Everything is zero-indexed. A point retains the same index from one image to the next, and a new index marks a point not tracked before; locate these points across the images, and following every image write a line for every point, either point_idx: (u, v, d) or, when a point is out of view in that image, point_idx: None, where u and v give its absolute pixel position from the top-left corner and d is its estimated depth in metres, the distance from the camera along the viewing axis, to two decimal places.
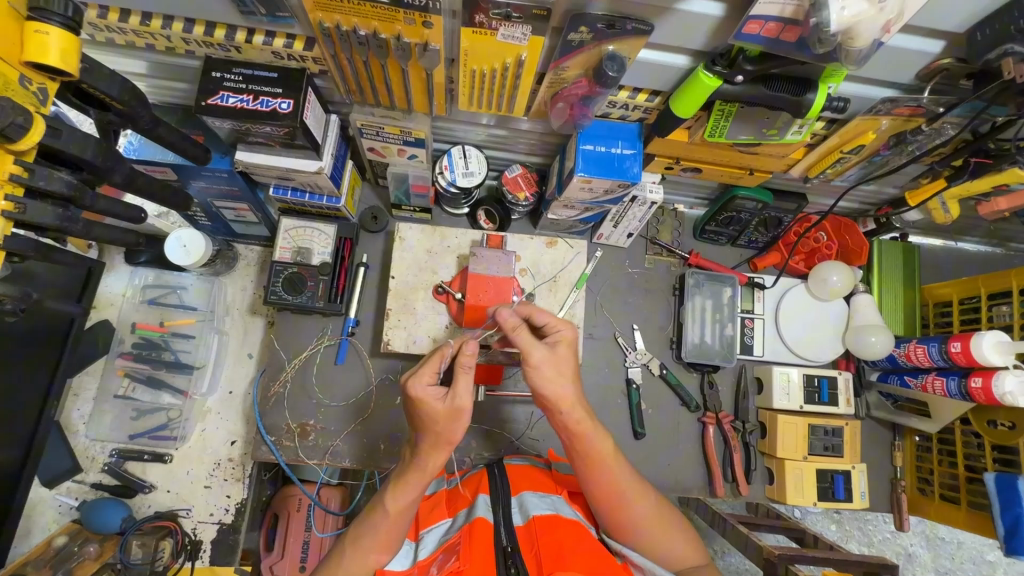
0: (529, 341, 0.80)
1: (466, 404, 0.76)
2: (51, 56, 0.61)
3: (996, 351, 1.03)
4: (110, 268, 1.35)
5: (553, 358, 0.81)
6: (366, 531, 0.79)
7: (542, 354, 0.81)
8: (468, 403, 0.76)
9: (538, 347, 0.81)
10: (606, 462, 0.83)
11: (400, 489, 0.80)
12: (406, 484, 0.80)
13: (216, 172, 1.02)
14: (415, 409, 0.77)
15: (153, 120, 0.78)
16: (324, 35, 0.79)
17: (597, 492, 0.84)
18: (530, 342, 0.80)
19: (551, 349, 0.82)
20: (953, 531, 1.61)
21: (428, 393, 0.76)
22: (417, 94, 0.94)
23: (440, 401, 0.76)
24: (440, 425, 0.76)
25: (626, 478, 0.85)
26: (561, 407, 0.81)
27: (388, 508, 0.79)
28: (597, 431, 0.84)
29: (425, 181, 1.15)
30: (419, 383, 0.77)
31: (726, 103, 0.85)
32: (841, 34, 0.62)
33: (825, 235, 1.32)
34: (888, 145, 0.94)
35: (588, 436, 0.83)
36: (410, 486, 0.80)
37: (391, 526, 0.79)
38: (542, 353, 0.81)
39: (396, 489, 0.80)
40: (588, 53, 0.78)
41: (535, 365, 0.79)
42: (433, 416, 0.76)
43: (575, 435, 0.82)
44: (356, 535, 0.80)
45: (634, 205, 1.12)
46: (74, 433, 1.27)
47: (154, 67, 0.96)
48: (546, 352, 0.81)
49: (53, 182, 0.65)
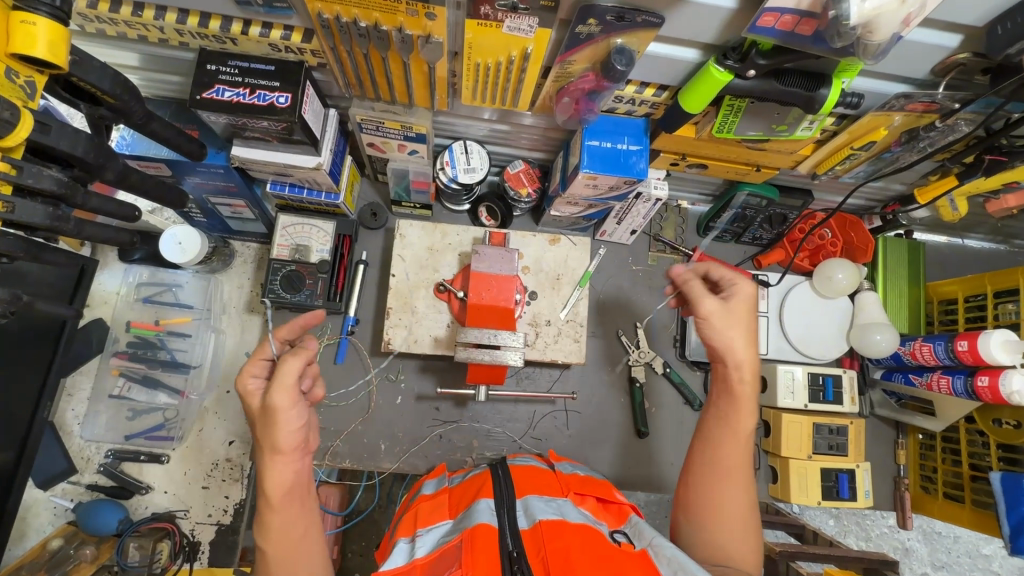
0: (698, 292, 0.83)
1: (279, 396, 0.67)
2: (38, 48, 0.59)
3: (1004, 350, 1.02)
4: (104, 265, 1.33)
5: (726, 314, 0.82)
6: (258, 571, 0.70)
7: (717, 308, 0.82)
8: (277, 391, 0.67)
9: (710, 301, 0.83)
10: (737, 436, 0.82)
11: (262, 523, 0.70)
12: (266, 517, 0.70)
13: (212, 168, 0.99)
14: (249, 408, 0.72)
15: (146, 115, 0.76)
16: (323, 26, 0.77)
17: (704, 457, 0.83)
18: (700, 294, 0.83)
19: (725, 303, 0.83)
20: (951, 526, 1.62)
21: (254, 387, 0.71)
22: (418, 88, 0.92)
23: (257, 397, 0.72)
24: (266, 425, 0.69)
25: (742, 467, 0.81)
26: (726, 358, 0.82)
27: (264, 544, 0.70)
28: (754, 407, 0.83)
29: (425, 177, 1.13)
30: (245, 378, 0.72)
31: (736, 99, 0.83)
32: (860, 28, 0.60)
33: (830, 232, 1.28)
34: (900, 141, 0.91)
35: (746, 411, 0.82)
36: (273, 518, 0.70)
37: (276, 566, 0.69)
38: (713, 306, 0.82)
39: (259, 525, 0.70)
40: (597, 46, 0.76)
41: (705, 317, 0.82)
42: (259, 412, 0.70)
43: (730, 393, 0.83)
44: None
45: (638, 201, 1.10)
46: (68, 434, 1.25)
47: (148, 59, 0.93)
48: (719, 305, 0.82)
49: (43, 180, 0.62)
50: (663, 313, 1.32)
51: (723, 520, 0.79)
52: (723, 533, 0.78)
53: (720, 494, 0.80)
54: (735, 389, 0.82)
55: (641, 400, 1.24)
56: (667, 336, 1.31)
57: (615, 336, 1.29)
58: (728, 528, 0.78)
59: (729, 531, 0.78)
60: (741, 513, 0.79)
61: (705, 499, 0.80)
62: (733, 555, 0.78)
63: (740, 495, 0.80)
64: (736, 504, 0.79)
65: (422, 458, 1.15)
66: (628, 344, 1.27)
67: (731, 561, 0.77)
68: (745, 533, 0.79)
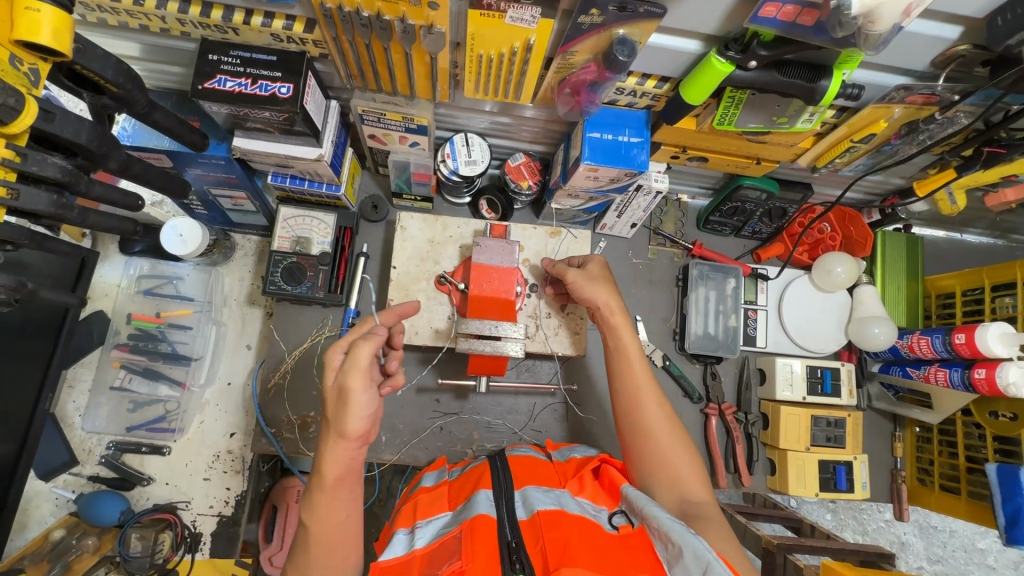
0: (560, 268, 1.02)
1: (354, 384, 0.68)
2: (42, 34, 0.59)
3: (1000, 342, 1.03)
4: (105, 258, 1.33)
5: (587, 277, 0.99)
6: (297, 547, 0.74)
7: (579, 275, 1.00)
8: (353, 384, 0.68)
9: (574, 271, 1.00)
10: (630, 364, 0.92)
11: (309, 503, 0.73)
12: (313, 498, 0.73)
13: (213, 159, 0.99)
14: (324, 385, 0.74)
15: (149, 104, 0.76)
16: (325, 16, 0.77)
17: (620, 393, 0.92)
18: (562, 267, 1.02)
19: (585, 271, 1.01)
20: (946, 520, 1.63)
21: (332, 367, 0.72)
22: (420, 79, 0.92)
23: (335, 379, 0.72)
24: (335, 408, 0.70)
25: (649, 385, 0.91)
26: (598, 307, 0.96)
27: (307, 523, 0.73)
28: (633, 334, 0.94)
29: (426, 169, 1.14)
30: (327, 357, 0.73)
31: (737, 90, 0.83)
32: (861, 18, 0.60)
33: (829, 226, 1.31)
34: (899, 134, 0.92)
35: (626, 337, 0.93)
36: (319, 499, 0.72)
37: (315, 545, 0.72)
38: (575, 274, 1.00)
39: (306, 503, 0.74)
40: (599, 36, 0.76)
41: (571, 283, 0.99)
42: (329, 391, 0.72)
43: (610, 328, 0.95)
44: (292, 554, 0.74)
45: (639, 194, 1.10)
46: (70, 425, 1.26)
47: (149, 50, 0.93)
48: (581, 273, 1.00)
49: (47, 167, 0.62)
50: (663, 306, 1.33)
51: (655, 441, 0.86)
52: (660, 456, 0.85)
53: (640, 420, 0.88)
54: (609, 323, 0.95)
55: None
56: (667, 329, 1.32)
57: None
58: (659, 449, 0.86)
59: (665, 453, 0.85)
60: (663, 428, 0.87)
61: (634, 432, 0.88)
62: (682, 480, 0.83)
63: (658, 413, 0.89)
64: (656, 422, 0.87)
65: (423, 449, 1.16)
66: None
67: (681, 485, 0.83)
68: (676, 449, 0.86)
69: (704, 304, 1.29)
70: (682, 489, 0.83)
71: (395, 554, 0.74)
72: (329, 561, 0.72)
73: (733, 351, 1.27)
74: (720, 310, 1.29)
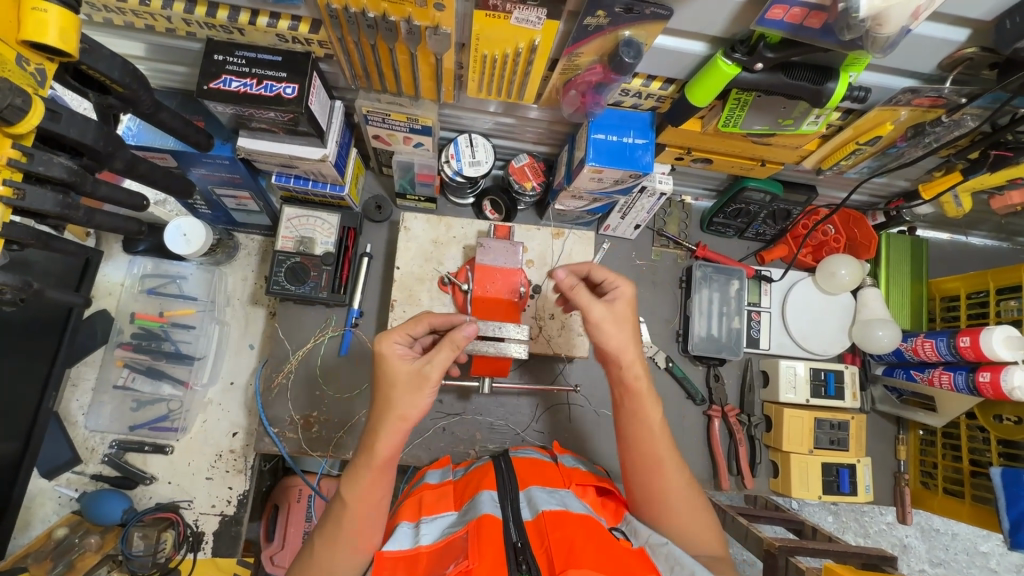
0: (586, 300, 0.80)
1: (427, 375, 0.74)
2: (49, 35, 0.59)
3: (1005, 346, 1.03)
4: (108, 257, 1.33)
5: (613, 318, 0.80)
6: (329, 521, 0.77)
7: (604, 312, 0.80)
8: (436, 375, 0.74)
9: (598, 306, 0.80)
10: (649, 427, 0.82)
11: (353, 478, 0.76)
12: (358, 474, 0.76)
13: (217, 159, 0.99)
14: (379, 367, 0.77)
15: (154, 104, 0.76)
16: (331, 17, 0.77)
17: (635, 456, 0.83)
18: (588, 301, 0.79)
19: (611, 307, 0.81)
20: (949, 523, 1.63)
21: (397, 354, 0.76)
22: (425, 80, 0.92)
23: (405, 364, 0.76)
24: (402, 393, 0.74)
25: (668, 451, 0.82)
26: (619, 360, 0.81)
27: (346, 498, 0.76)
28: (654, 393, 0.83)
29: (430, 170, 1.13)
30: (389, 342, 0.77)
31: (742, 92, 0.83)
32: (869, 21, 0.60)
33: (833, 228, 1.30)
34: (905, 137, 0.91)
35: (647, 398, 0.82)
36: (362, 473, 0.76)
37: (350, 520, 0.75)
38: (601, 311, 0.80)
39: (348, 478, 0.76)
40: (604, 38, 0.76)
41: (594, 324, 0.80)
42: (392, 378, 0.75)
43: (630, 390, 0.82)
44: (323, 527, 0.77)
45: (643, 196, 1.10)
46: (73, 424, 1.26)
47: (154, 49, 0.93)
48: (607, 310, 0.80)
49: (53, 167, 0.63)
50: (666, 308, 1.33)
51: (673, 507, 0.80)
52: (679, 520, 0.80)
53: (656, 484, 0.81)
54: (631, 385, 0.82)
55: None
56: (670, 331, 1.31)
57: None
58: (678, 513, 0.80)
59: (685, 513, 0.80)
60: (683, 495, 0.81)
61: (648, 494, 0.81)
62: (699, 538, 0.80)
63: (678, 475, 0.82)
64: (676, 486, 0.81)
65: (425, 449, 1.16)
66: None
67: (699, 544, 0.80)
68: (695, 509, 0.81)
69: (707, 305, 1.29)
70: (699, 547, 0.80)
71: (401, 548, 0.75)
72: (359, 539, 0.76)
73: (736, 354, 1.26)
74: (723, 312, 1.29)
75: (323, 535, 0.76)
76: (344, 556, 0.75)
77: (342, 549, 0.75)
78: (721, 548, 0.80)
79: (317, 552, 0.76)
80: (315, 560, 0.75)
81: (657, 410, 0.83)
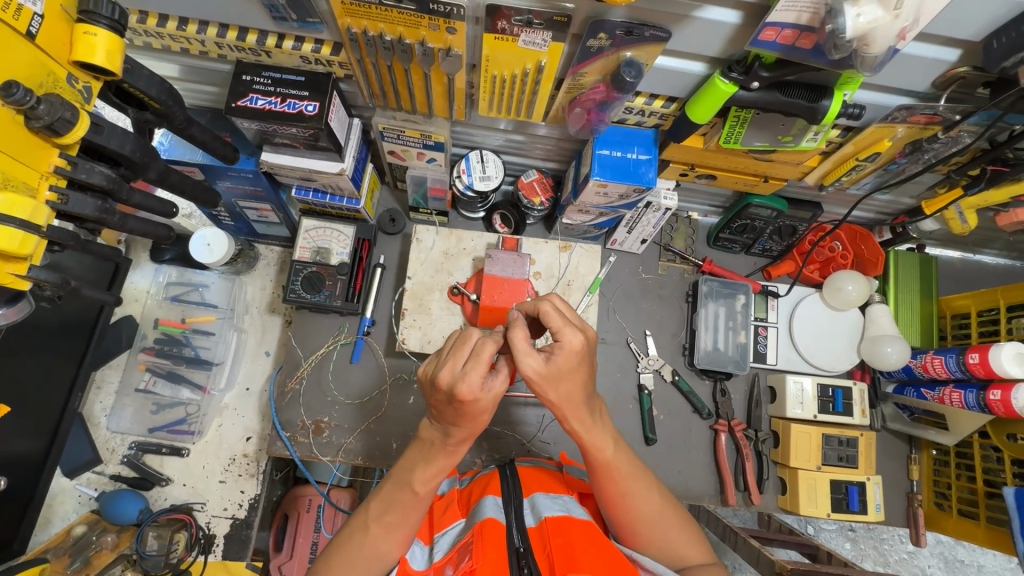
0: (517, 351, 0.71)
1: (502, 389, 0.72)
2: (97, 56, 0.65)
3: (1015, 362, 1.02)
4: (135, 264, 1.39)
5: (548, 374, 0.72)
6: (377, 521, 0.77)
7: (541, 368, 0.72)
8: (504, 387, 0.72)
9: (533, 359, 0.71)
10: (606, 468, 0.81)
11: (426, 468, 0.76)
12: (429, 462, 0.76)
13: (242, 172, 1.05)
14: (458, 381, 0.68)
15: (186, 120, 0.81)
16: (351, 39, 0.82)
17: (599, 492, 0.83)
18: (524, 351, 0.71)
19: (547, 363, 0.72)
20: (974, 554, 1.58)
21: (483, 388, 0.68)
22: (438, 99, 0.97)
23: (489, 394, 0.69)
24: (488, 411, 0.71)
25: (630, 479, 0.82)
26: (561, 415, 0.78)
27: (417, 488, 0.76)
28: (602, 432, 0.81)
29: (442, 184, 1.18)
30: (476, 384, 0.67)
31: (741, 110, 0.86)
32: (856, 41, 0.63)
33: (840, 245, 1.31)
34: (904, 153, 0.94)
35: (594, 442, 0.80)
36: (436, 464, 0.76)
37: (413, 507, 0.77)
38: (537, 366, 0.71)
39: (422, 468, 0.77)
40: (607, 58, 0.80)
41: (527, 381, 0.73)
42: (482, 408, 0.70)
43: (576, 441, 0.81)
44: (381, 511, 0.78)
45: (648, 211, 1.13)
46: (95, 425, 1.30)
47: (187, 70, 1.01)
48: (540, 366, 0.71)
49: (94, 175, 0.68)
50: (672, 322, 1.34)
51: (649, 531, 0.82)
52: (656, 543, 0.83)
53: (627, 514, 0.82)
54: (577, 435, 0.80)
55: (650, 407, 1.25)
56: (676, 344, 1.33)
57: (625, 343, 1.31)
58: (654, 535, 0.82)
59: (662, 533, 0.83)
60: (653, 515, 0.82)
61: (622, 524, 0.83)
62: (680, 555, 0.82)
63: (647, 498, 0.83)
64: (646, 511, 0.82)
65: None
66: (637, 352, 1.29)
67: (683, 560, 0.82)
68: (672, 527, 0.83)
69: (714, 319, 1.31)
70: (684, 563, 0.82)
71: (418, 568, 0.78)
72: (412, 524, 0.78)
73: (743, 368, 1.27)
74: (730, 326, 1.30)
75: (382, 520, 0.77)
76: (378, 537, 0.77)
77: (399, 534, 0.77)
78: (704, 556, 0.83)
79: (373, 537, 0.77)
80: (349, 554, 0.76)
81: (610, 448, 0.81)
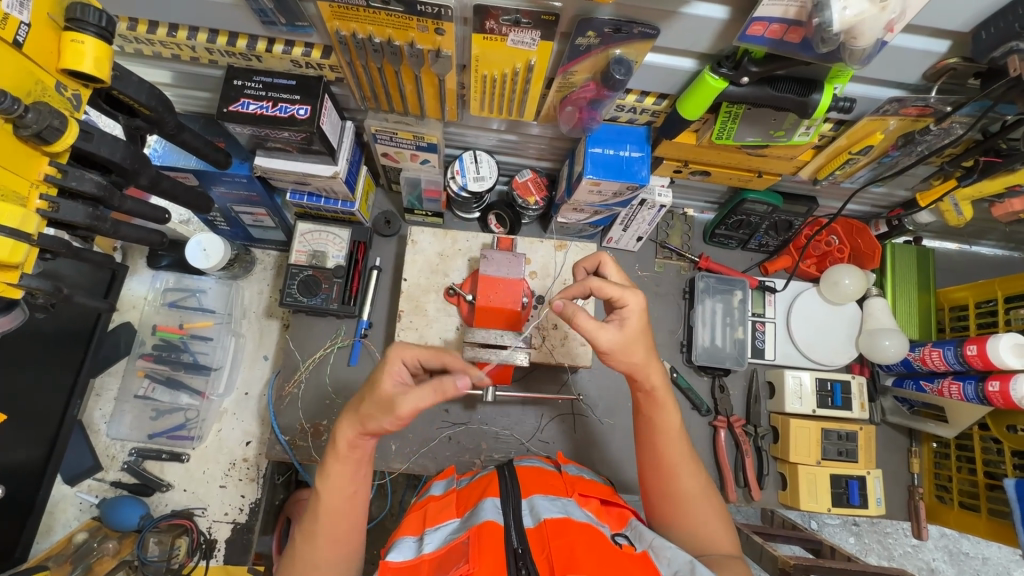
0: (596, 326, 0.78)
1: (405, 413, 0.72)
2: (85, 63, 0.65)
3: (1013, 353, 1.01)
4: (132, 271, 1.40)
5: (624, 339, 0.79)
6: (310, 517, 0.78)
7: (613, 339, 0.79)
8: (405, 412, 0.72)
9: (607, 333, 0.79)
10: (664, 434, 0.86)
11: (325, 473, 0.78)
12: (329, 470, 0.78)
13: (236, 178, 1.05)
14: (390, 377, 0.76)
15: (178, 125, 0.81)
16: (340, 42, 0.82)
17: (648, 460, 0.87)
18: (596, 328, 0.78)
19: (621, 329, 0.79)
20: (978, 546, 1.57)
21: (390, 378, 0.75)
22: (429, 100, 0.97)
23: (393, 387, 0.74)
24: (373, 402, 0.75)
25: (684, 451, 0.86)
26: (636, 376, 0.83)
27: (323, 491, 0.77)
28: (672, 402, 0.86)
29: (436, 185, 1.18)
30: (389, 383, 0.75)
31: (733, 105, 0.86)
32: (843, 34, 0.63)
33: (837, 238, 1.31)
34: (897, 145, 0.94)
35: (664, 406, 0.85)
36: (339, 469, 0.78)
37: (334, 513, 0.77)
38: (612, 338, 0.79)
39: (324, 473, 0.78)
40: (596, 57, 0.80)
41: (605, 351, 0.80)
42: (376, 394, 0.74)
43: (654, 401, 0.85)
44: (305, 523, 0.79)
45: (643, 208, 1.13)
46: (95, 432, 1.31)
47: (179, 76, 1.01)
48: (617, 335, 0.79)
49: (85, 183, 0.69)
50: (669, 318, 1.34)
51: (686, 508, 0.83)
52: (693, 521, 0.82)
53: (671, 487, 0.84)
54: (652, 397, 0.84)
55: None
56: (674, 341, 1.33)
57: None
58: (691, 514, 0.82)
59: (698, 514, 0.82)
60: (694, 494, 0.83)
61: (663, 497, 0.84)
62: (710, 539, 0.80)
63: (694, 477, 0.84)
64: (689, 488, 0.83)
65: (431, 459, 1.16)
66: None
67: (710, 547, 0.80)
68: (708, 511, 0.83)
69: (711, 316, 1.30)
70: (708, 546, 0.79)
71: (403, 560, 0.75)
72: (338, 533, 0.77)
73: (742, 364, 1.27)
74: (727, 322, 1.31)
75: (303, 529, 0.78)
76: (322, 543, 0.76)
77: (322, 543, 0.76)
78: (732, 547, 0.80)
79: (301, 551, 0.77)
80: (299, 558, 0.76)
81: (676, 417, 0.86)
